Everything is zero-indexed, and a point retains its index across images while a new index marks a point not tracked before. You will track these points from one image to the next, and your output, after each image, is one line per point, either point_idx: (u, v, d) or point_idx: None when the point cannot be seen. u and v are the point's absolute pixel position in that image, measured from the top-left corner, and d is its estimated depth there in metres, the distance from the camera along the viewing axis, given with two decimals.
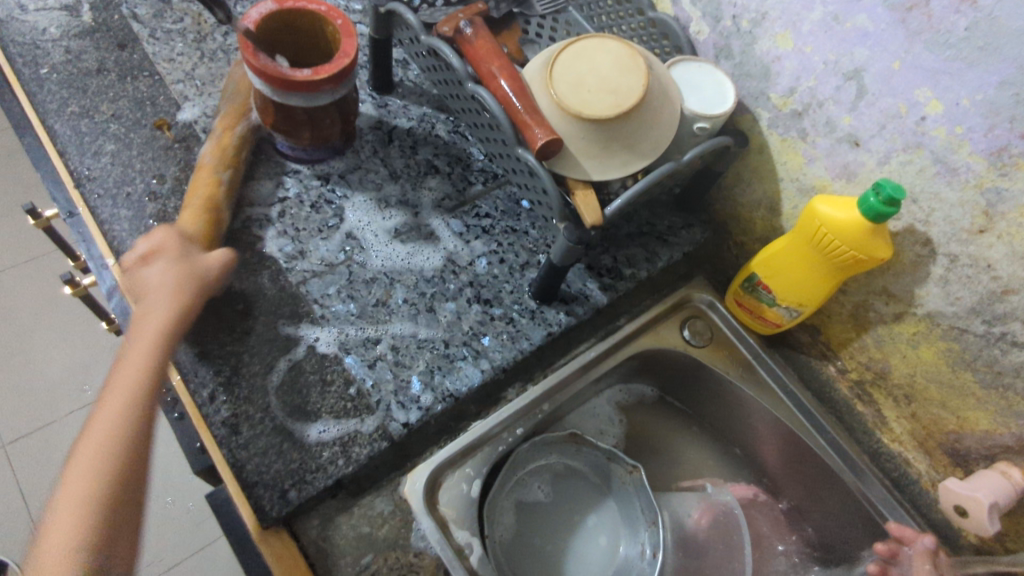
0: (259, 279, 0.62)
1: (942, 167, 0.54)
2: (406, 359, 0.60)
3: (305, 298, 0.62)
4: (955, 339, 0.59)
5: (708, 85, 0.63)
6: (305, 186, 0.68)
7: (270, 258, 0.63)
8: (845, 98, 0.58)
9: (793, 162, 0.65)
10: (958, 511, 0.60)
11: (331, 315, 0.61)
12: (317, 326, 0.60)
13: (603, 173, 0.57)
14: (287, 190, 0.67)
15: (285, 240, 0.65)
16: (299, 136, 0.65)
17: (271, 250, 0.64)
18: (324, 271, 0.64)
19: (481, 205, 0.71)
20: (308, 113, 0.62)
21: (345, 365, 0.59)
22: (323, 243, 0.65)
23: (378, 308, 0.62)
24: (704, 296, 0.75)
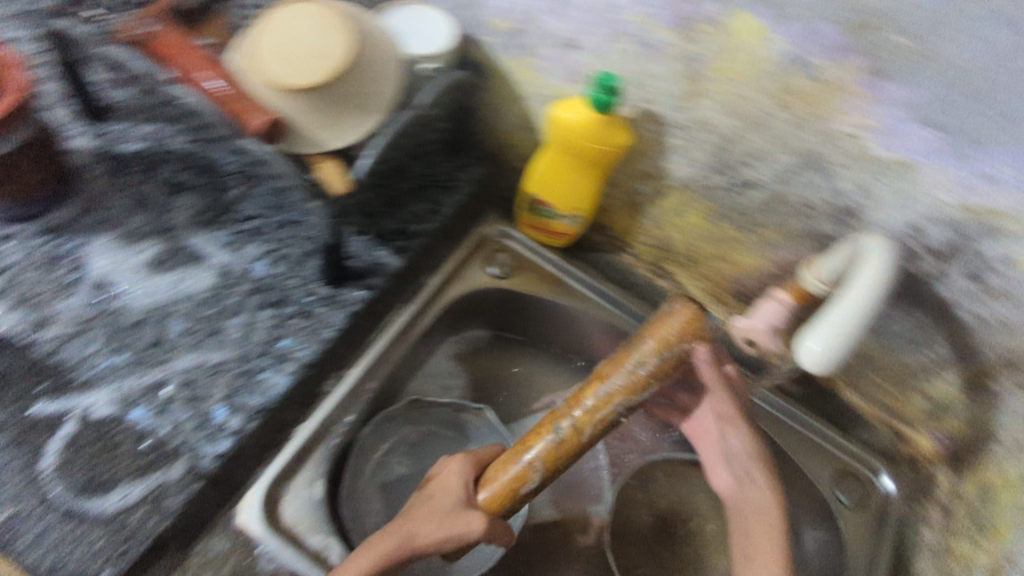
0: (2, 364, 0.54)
1: (645, 47, 0.57)
2: (202, 391, 0.56)
3: (66, 366, 0.55)
4: (707, 197, 0.65)
5: (424, 24, 0.62)
6: (32, 246, 0.61)
7: (9, 336, 0.56)
8: (549, 4, 0.59)
9: (529, 78, 0.66)
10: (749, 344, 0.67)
11: (103, 373, 0.55)
12: (87, 392, 0.54)
13: (341, 140, 0.54)
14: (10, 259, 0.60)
15: (22, 312, 0.57)
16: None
17: (7, 327, 0.56)
18: (80, 331, 0.57)
19: (244, 207, 0.66)
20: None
21: (131, 422, 0.53)
22: (69, 302, 0.58)
23: (154, 349, 0.57)
24: (497, 227, 0.77)
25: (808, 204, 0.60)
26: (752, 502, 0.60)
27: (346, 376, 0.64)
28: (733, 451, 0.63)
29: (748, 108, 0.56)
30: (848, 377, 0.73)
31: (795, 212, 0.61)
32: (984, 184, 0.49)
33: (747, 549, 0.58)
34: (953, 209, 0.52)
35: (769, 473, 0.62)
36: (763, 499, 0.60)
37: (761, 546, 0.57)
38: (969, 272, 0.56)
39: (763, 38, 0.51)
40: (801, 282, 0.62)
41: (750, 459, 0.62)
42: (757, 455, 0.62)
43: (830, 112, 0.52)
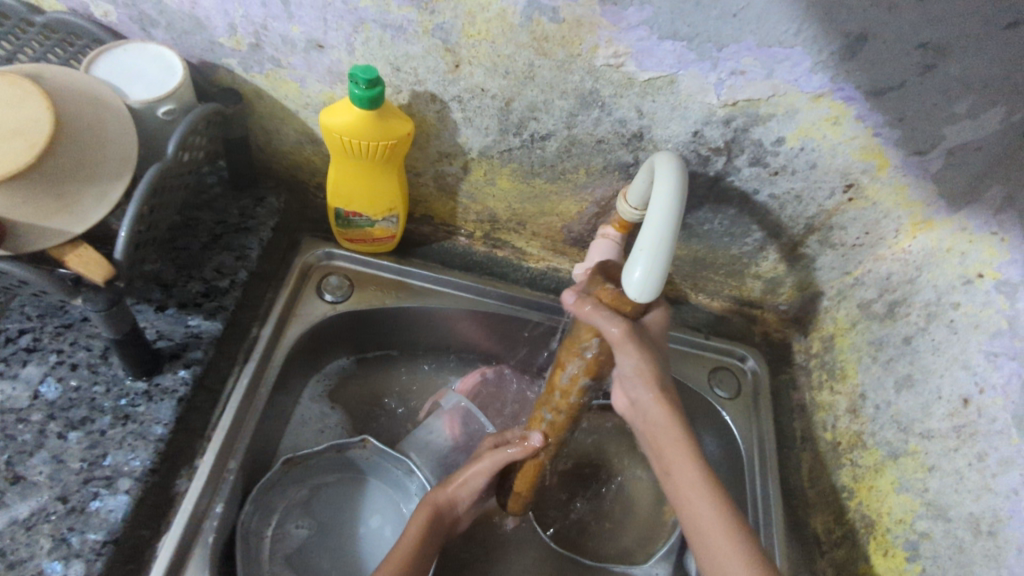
0: None
1: (392, 29, 0.54)
2: (22, 552, 0.47)
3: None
4: (511, 160, 0.65)
5: (149, 65, 0.55)
6: None
7: None
8: (277, 10, 0.54)
9: (291, 91, 0.62)
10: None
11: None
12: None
13: (83, 222, 0.47)
14: None
15: None
16: None
17: None
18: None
19: (6, 326, 0.56)
20: None
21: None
22: None
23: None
24: (319, 250, 0.72)
25: (600, 139, 0.61)
26: (670, 457, 0.55)
27: (198, 467, 0.57)
28: (627, 411, 0.60)
29: (513, 64, 0.55)
30: (693, 283, 0.78)
31: (592, 151, 0.62)
32: (736, 80, 0.53)
33: (692, 506, 0.53)
34: (718, 109, 0.56)
35: (680, 429, 0.55)
36: (680, 451, 0.54)
37: (692, 498, 0.53)
38: (751, 159, 0.60)
39: None
40: (620, 214, 0.64)
41: (659, 416, 0.55)
42: (665, 405, 0.55)
43: (586, 48, 0.53)
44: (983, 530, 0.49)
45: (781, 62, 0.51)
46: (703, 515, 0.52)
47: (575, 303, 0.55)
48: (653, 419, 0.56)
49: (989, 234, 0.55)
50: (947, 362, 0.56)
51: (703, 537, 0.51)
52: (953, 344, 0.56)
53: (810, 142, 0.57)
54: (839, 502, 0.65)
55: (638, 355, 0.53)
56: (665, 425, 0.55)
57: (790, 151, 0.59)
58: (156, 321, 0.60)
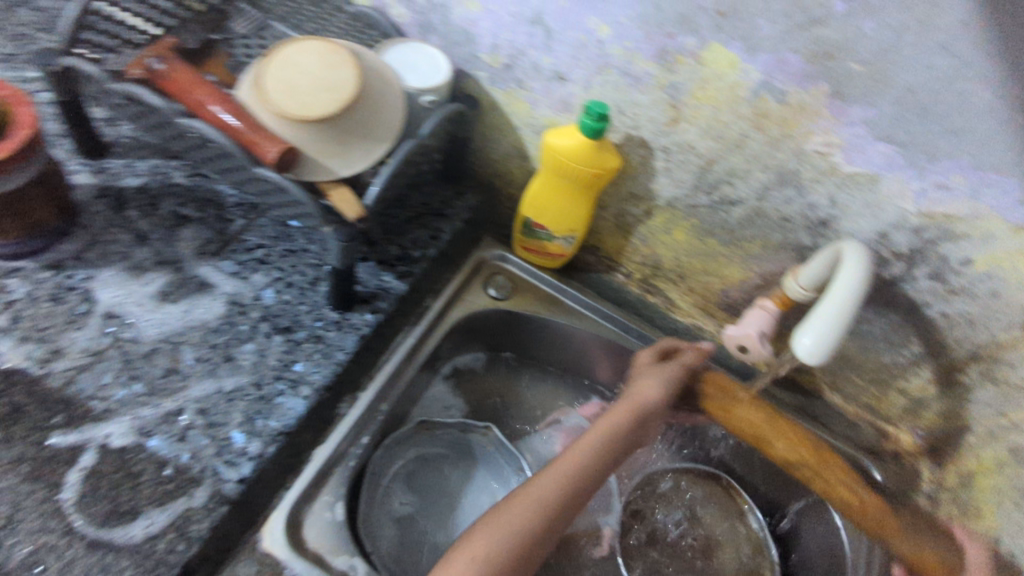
0: (12, 397, 0.53)
1: (630, 78, 0.62)
2: (220, 417, 0.57)
3: (77, 398, 0.55)
4: (695, 215, 0.70)
5: (420, 61, 0.66)
6: (37, 282, 0.59)
7: (21, 371, 0.55)
8: (538, 42, 0.64)
9: (521, 110, 0.71)
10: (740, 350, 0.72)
11: (117, 404, 0.55)
12: (101, 423, 0.54)
13: (350, 167, 0.57)
14: (14, 292, 0.58)
15: (31, 346, 0.56)
16: (3, 230, 0.56)
17: (16, 362, 0.55)
18: (91, 363, 0.56)
19: (249, 239, 0.68)
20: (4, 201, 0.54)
21: (150, 451, 0.54)
22: (79, 334, 0.57)
23: (169, 377, 0.57)
24: (495, 251, 0.81)
25: (785, 217, 0.65)
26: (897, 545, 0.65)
27: (358, 399, 0.65)
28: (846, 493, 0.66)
29: (726, 131, 0.61)
30: (832, 380, 0.79)
31: (774, 226, 0.66)
32: (940, 193, 0.56)
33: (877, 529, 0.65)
34: (912, 217, 0.58)
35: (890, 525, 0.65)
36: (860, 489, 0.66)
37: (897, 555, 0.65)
38: (932, 273, 0.62)
39: (736, 68, 0.56)
40: (784, 290, 0.67)
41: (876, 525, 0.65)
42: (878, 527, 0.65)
43: (801, 132, 0.58)
44: None
45: (991, 187, 0.53)
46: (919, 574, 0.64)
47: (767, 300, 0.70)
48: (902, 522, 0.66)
49: None
50: None
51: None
52: None
53: (999, 271, 0.57)
54: None
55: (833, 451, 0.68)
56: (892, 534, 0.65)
57: (975, 275, 0.59)
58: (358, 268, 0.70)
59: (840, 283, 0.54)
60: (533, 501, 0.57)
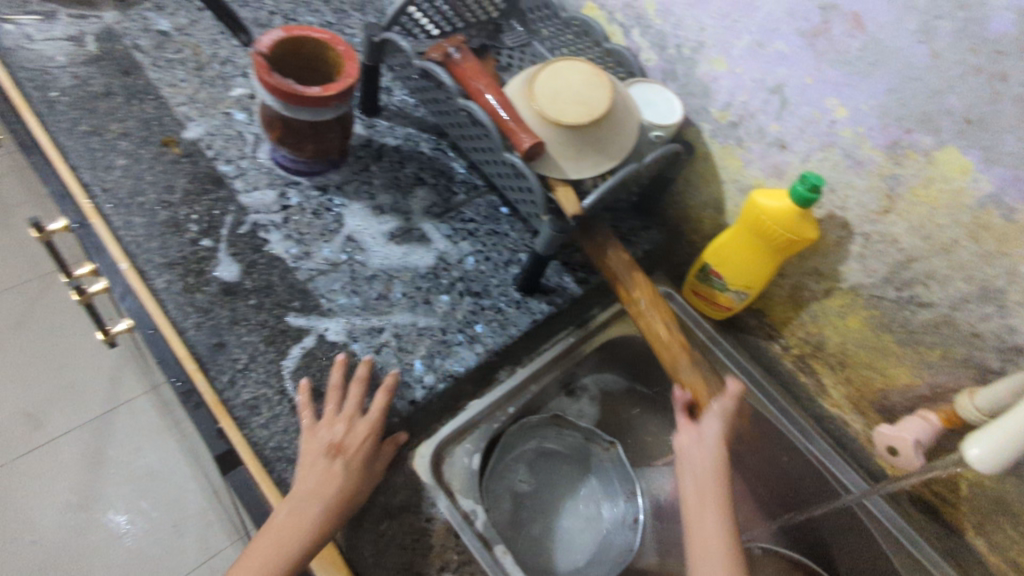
0: (269, 276, 0.66)
1: (852, 161, 0.65)
2: (409, 345, 0.66)
3: (312, 293, 0.66)
4: (876, 306, 0.71)
5: (658, 101, 0.74)
6: (307, 196, 0.73)
7: (280, 259, 0.67)
8: (771, 109, 0.70)
9: (732, 166, 0.76)
10: (889, 452, 0.72)
11: (338, 308, 0.66)
12: (324, 318, 0.65)
13: (579, 173, 0.66)
14: (290, 199, 0.72)
15: (291, 243, 0.69)
16: (302, 149, 0.70)
17: (278, 251, 0.68)
18: (328, 269, 0.68)
19: (465, 211, 0.79)
20: (314, 126, 0.68)
21: (352, 352, 0.64)
22: (326, 246, 0.70)
23: (380, 300, 0.68)
24: (663, 288, 0.86)
25: (976, 333, 0.64)
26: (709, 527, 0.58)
27: (515, 373, 0.72)
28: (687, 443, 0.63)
29: (938, 233, 0.62)
30: (979, 524, 0.71)
31: (961, 339, 0.65)
32: None
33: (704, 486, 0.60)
34: None
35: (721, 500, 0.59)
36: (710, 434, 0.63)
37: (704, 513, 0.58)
38: None
39: (967, 174, 0.58)
40: (954, 405, 0.66)
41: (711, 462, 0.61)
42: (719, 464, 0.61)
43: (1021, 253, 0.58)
44: None
45: None
46: (710, 525, 0.58)
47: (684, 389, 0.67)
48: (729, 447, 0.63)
49: None
50: None
51: (706, 559, 0.56)
52: None
53: None
54: None
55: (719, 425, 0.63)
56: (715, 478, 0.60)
57: None
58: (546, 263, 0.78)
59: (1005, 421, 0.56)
60: (293, 524, 0.51)
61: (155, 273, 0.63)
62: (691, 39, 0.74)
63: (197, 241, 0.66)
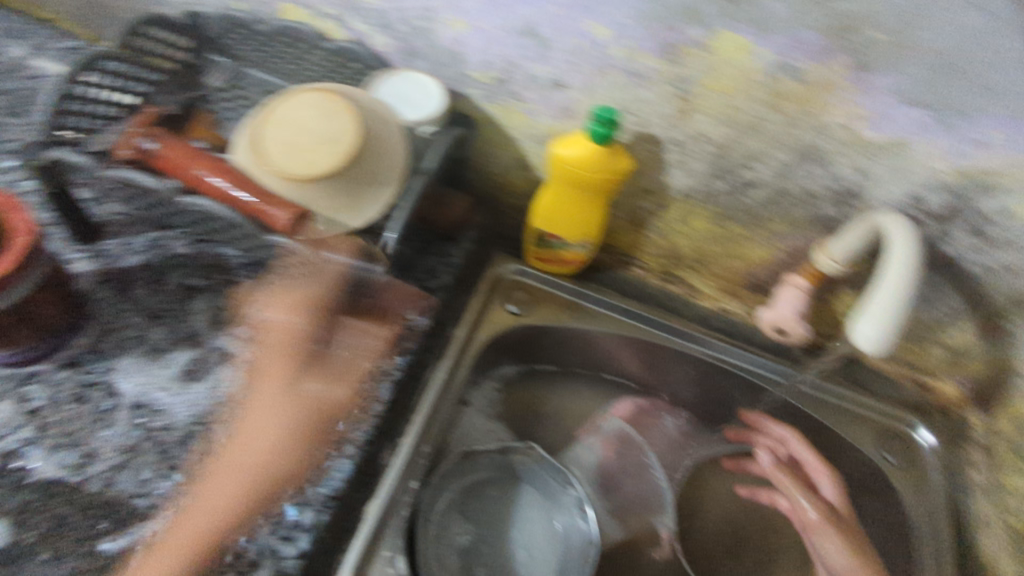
0: (54, 510, 0.52)
1: (633, 76, 0.60)
2: (269, 492, 0.56)
3: (121, 500, 0.54)
4: (713, 202, 0.67)
5: (413, 89, 0.65)
6: (55, 384, 0.58)
7: (58, 481, 0.54)
8: (532, 53, 0.62)
9: (520, 122, 0.69)
10: (778, 330, 0.71)
11: (163, 498, 0.54)
12: (148, 520, 0.53)
13: (363, 217, 0.57)
14: (34, 401, 0.57)
15: (63, 452, 0.55)
16: (20, 337, 0.55)
17: (51, 472, 0.54)
18: (128, 459, 0.55)
19: (262, 298, 0.67)
20: (16, 310, 0.52)
21: (203, 541, 0.52)
22: (109, 432, 0.56)
23: (209, 460, 0.56)
24: (510, 266, 0.79)
25: (811, 192, 0.62)
26: None
27: (399, 446, 0.65)
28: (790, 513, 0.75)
29: (740, 116, 0.59)
30: None
31: (799, 202, 0.64)
32: (977, 151, 0.54)
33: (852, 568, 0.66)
34: (947, 176, 0.56)
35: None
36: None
37: None
38: (971, 230, 0.60)
39: (749, 52, 0.54)
40: (814, 265, 0.64)
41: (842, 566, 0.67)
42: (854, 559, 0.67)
43: (822, 108, 0.55)
44: None
45: None
46: None
47: (770, 468, 0.77)
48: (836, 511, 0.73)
49: None
50: None
51: None
52: None
53: None
54: None
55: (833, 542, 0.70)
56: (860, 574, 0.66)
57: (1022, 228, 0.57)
58: None
59: (891, 262, 0.50)
60: None
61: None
62: (415, 7, 0.63)
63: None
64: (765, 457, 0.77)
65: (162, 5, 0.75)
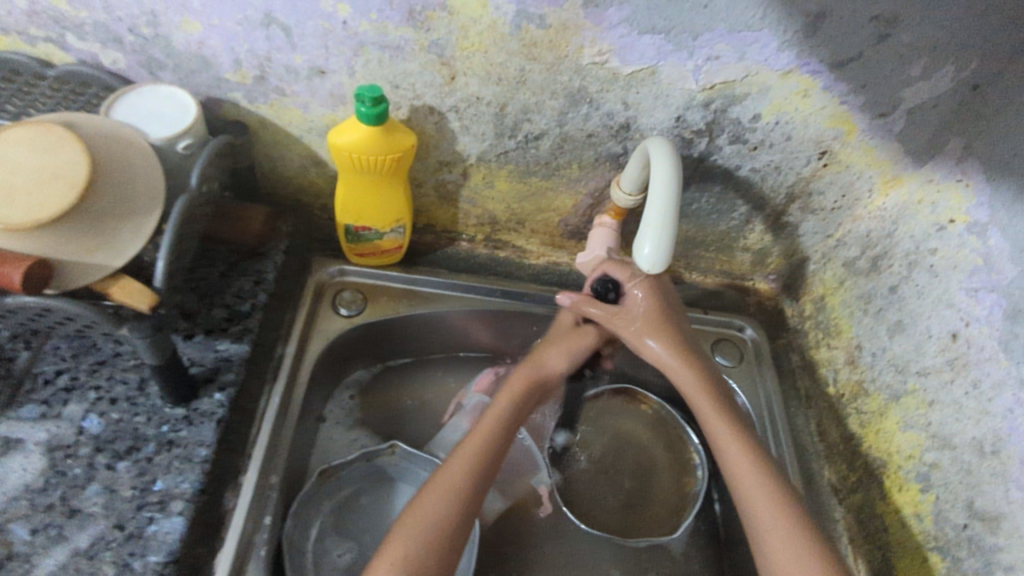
0: None
1: (390, 50, 0.59)
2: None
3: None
4: (508, 161, 0.67)
5: (164, 105, 0.60)
6: None
7: None
8: (281, 43, 0.59)
9: (295, 118, 0.66)
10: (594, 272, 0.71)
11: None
12: None
13: (122, 255, 0.52)
14: None
15: None
16: None
17: None
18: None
19: (44, 368, 0.60)
20: None
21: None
22: None
23: (8, 566, 0.51)
24: (331, 267, 0.75)
25: (590, 134, 0.64)
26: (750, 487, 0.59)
27: (242, 485, 0.61)
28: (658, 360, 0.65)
29: (504, 71, 0.59)
30: (686, 262, 0.83)
31: (583, 144, 0.65)
32: (712, 65, 0.58)
33: (733, 458, 0.61)
34: (697, 94, 0.60)
35: (759, 466, 0.60)
36: (445, 479, 0.58)
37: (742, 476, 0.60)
38: (732, 138, 0.65)
39: (488, 7, 0.54)
40: (614, 202, 0.67)
41: (730, 451, 0.61)
42: (725, 430, 0.62)
43: (572, 49, 0.57)
44: (987, 450, 0.55)
45: (751, 45, 0.56)
46: (770, 517, 0.57)
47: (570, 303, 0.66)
48: (636, 312, 0.65)
49: (954, 182, 0.60)
50: (932, 303, 0.62)
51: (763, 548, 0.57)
52: (935, 288, 0.61)
53: (783, 116, 0.62)
54: (850, 449, 0.70)
55: (656, 345, 0.64)
56: (755, 477, 0.59)
57: (766, 126, 0.63)
58: (187, 348, 0.64)
59: (656, 185, 0.53)
60: None
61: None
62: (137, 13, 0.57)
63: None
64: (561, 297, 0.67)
65: None
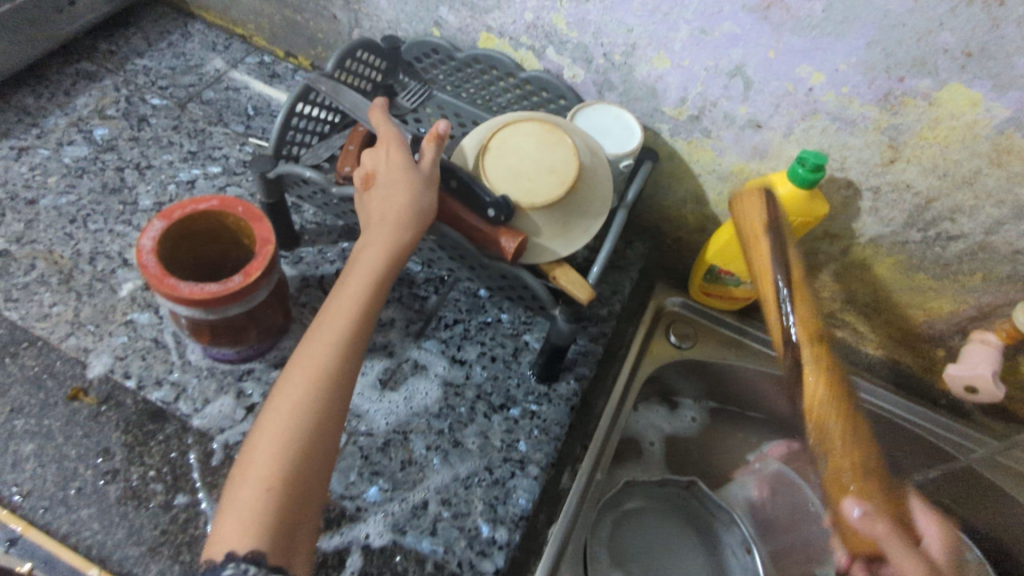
0: None
1: (842, 122, 0.61)
2: (463, 506, 0.59)
3: (331, 499, 0.58)
4: (902, 250, 0.67)
5: (612, 124, 0.66)
6: (266, 382, 0.63)
7: None
8: (735, 93, 0.64)
9: (705, 158, 0.71)
10: (966, 389, 0.71)
11: (368, 502, 0.58)
12: (357, 522, 0.57)
13: (571, 245, 0.59)
14: (250, 395, 0.62)
15: None
16: (246, 339, 0.60)
17: None
18: (334, 461, 0.60)
19: (445, 313, 0.71)
20: (249, 313, 0.58)
21: (408, 547, 0.57)
22: None
23: (408, 469, 0.61)
24: (674, 298, 0.81)
25: (1018, 250, 0.62)
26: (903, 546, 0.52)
27: (577, 472, 0.66)
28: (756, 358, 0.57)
29: (957, 169, 0.58)
30: None
31: (1003, 259, 0.63)
32: None
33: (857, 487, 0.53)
34: None
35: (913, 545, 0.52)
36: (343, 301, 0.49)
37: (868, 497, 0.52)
38: None
39: (977, 106, 0.54)
40: (1012, 323, 0.65)
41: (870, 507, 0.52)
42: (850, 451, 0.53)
43: None
44: None
45: None
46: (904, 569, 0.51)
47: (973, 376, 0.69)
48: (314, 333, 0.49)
49: None
50: None
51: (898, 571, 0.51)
52: None
53: None
54: None
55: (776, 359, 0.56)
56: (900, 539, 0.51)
57: None
58: None
59: None
60: None
61: (140, 569, 0.52)
62: (620, 43, 0.66)
63: (171, 503, 0.56)
64: (960, 374, 0.70)
65: (363, 28, 0.82)
